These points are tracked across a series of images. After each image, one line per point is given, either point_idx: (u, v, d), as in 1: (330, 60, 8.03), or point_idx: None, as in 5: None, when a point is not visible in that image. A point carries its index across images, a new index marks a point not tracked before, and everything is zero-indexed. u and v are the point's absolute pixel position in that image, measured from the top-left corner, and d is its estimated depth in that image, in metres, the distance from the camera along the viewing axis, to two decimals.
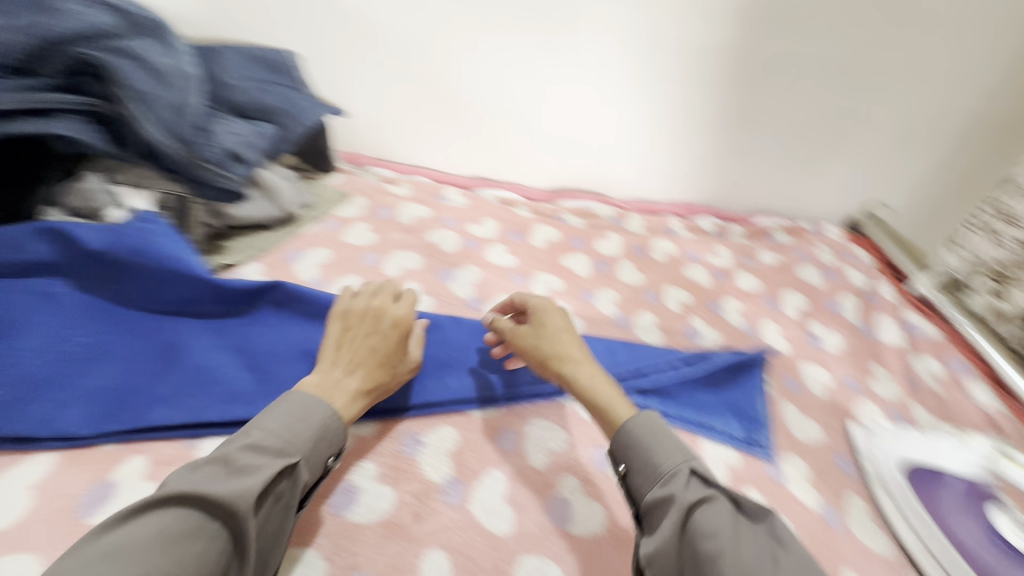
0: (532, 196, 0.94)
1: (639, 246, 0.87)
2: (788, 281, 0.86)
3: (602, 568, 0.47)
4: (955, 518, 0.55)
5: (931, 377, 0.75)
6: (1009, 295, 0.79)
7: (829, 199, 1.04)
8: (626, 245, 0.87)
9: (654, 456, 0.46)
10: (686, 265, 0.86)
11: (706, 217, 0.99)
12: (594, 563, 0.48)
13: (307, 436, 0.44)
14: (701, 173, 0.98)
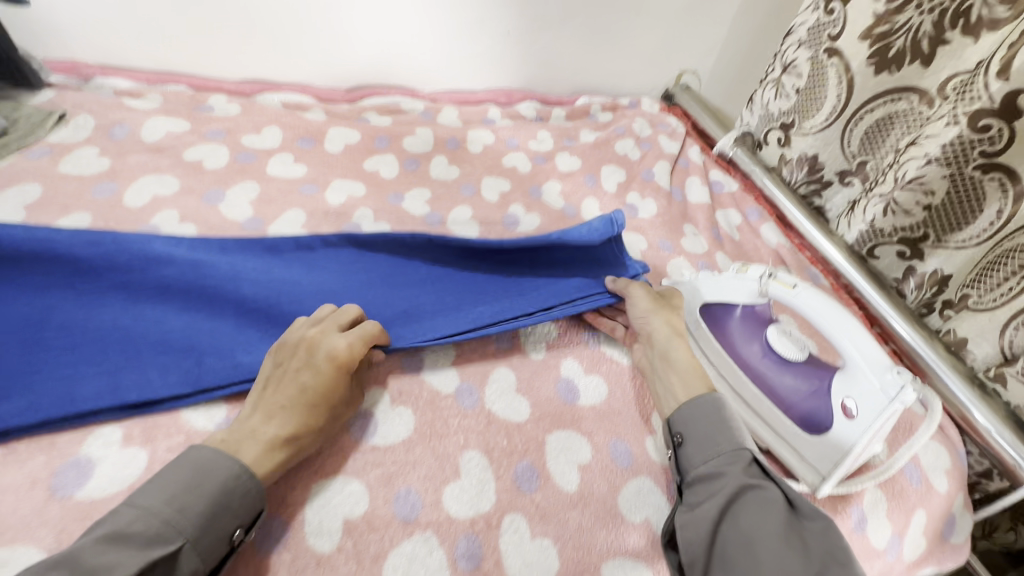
0: (323, 105, 0.83)
1: (455, 140, 0.83)
2: (607, 156, 0.88)
3: (419, 461, 0.45)
4: (741, 342, 0.59)
5: (730, 227, 0.85)
6: (794, 141, 0.85)
7: (643, 75, 1.05)
8: (439, 138, 0.82)
9: (715, 439, 0.46)
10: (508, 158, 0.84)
11: (523, 103, 0.95)
12: (407, 458, 0.45)
13: (200, 508, 0.36)
14: (493, 63, 0.94)
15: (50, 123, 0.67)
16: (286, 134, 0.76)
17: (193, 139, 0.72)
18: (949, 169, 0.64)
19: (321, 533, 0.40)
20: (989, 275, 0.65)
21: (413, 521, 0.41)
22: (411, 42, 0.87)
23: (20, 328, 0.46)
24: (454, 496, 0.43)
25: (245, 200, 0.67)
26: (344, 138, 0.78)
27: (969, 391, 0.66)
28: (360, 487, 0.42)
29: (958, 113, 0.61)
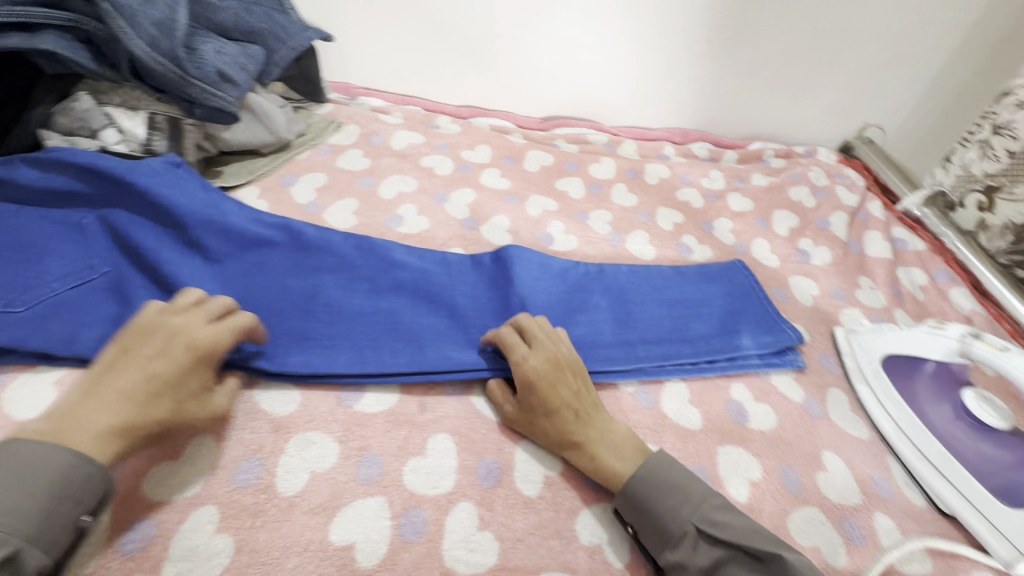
0: (577, 142, 1.06)
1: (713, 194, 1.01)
2: (824, 206, 1.01)
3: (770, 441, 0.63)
4: (931, 404, 0.65)
5: (915, 286, 0.90)
6: (999, 207, 0.91)
7: (823, 125, 1.17)
8: (620, 168, 1.01)
9: (661, 518, 0.50)
10: (736, 206, 0.99)
11: (728, 151, 1.13)
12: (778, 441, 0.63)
13: (47, 509, 0.39)
14: (707, 108, 1.12)
15: (331, 130, 0.93)
16: (557, 160, 0.99)
17: (505, 169, 0.95)
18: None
19: (733, 482, 0.58)
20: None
21: (797, 492, 0.58)
22: (590, 85, 1.07)
23: (456, 308, 0.69)
24: (827, 482, 0.60)
25: (542, 209, 0.89)
26: (603, 170, 1.00)
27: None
28: (751, 456, 0.61)
29: None
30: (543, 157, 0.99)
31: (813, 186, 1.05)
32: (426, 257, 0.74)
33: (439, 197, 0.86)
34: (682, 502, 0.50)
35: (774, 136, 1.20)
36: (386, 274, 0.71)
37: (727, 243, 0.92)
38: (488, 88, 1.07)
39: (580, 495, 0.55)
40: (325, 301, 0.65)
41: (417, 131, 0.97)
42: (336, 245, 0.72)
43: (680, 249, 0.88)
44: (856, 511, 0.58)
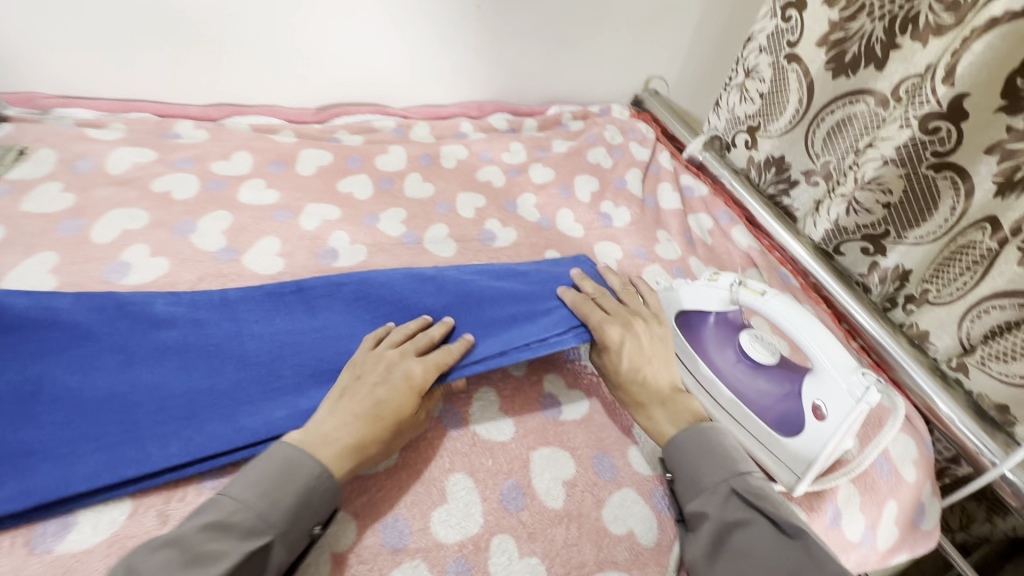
0: (359, 130, 0.95)
1: (516, 169, 0.98)
2: (620, 165, 1.04)
3: (585, 431, 0.61)
4: (717, 349, 0.68)
5: (703, 232, 0.96)
6: (762, 143, 0.99)
7: (612, 82, 1.19)
8: (411, 156, 0.92)
9: (699, 473, 0.52)
10: (536, 177, 0.97)
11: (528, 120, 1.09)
12: (590, 431, 0.61)
13: (288, 501, 0.44)
14: (497, 72, 1.07)
15: (10, 161, 0.71)
16: (337, 158, 0.87)
17: (271, 178, 0.80)
18: (904, 169, 0.76)
19: (550, 494, 0.55)
20: (945, 271, 0.75)
21: (611, 479, 0.57)
22: (371, 58, 0.96)
23: (230, 360, 0.57)
24: (636, 457, 0.60)
25: (321, 217, 0.77)
26: (392, 160, 0.90)
27: (932, 380, 0.75)
28: (567, 454, 0.58)
29: (910, 117, 0.72)
30: (319, 155, 0.86)
31: (605, 144, 1.07)
32: (179, 302, 0.60)
33: (182, 228, 0.69)
34: (724, 466, 0.52)
35: (571, 98, 1.19)
36: (136, 337, 0.57)
37: (532, 221, 0.90)
38: (247, 75, 0.91)
39: (378, 563, 0.47)
40: (50, 394, 0.52)
41: (147, 145, 0.78)
42: (60, 314, 0.56)
43: (482, 235, 0.83)
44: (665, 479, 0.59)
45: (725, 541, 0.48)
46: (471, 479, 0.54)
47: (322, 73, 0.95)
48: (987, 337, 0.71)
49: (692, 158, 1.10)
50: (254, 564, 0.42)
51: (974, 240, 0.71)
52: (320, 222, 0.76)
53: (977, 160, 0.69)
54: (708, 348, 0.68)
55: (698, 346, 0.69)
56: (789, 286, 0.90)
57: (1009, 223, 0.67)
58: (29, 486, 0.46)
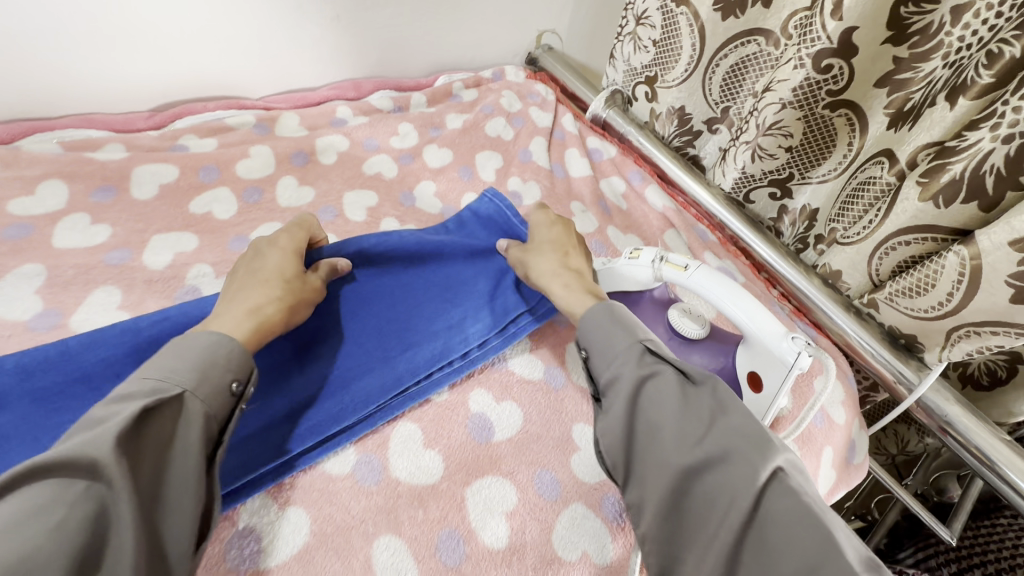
0: (208, 132, 0.79)
1: (408, 155, 0.87)
2: (522, 135, 0.95)
3: (521, 449, 0.55)
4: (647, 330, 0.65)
5: (616, 197, 0.91)
6: (662, 95, 0.94)
7: (501, 41, 1.09)
8: (280, 155, 0.78)
9: (609, 340, 0.50)
10: (432, 161, 0.87)
11: (414, 94, 0.97)
12: (528, 448, 0.56)
13: (191, 364, 0.42)
14: (369, 42, 0.93)
15: None
16: (185, 171, 0.71)
17: (98, 210, 0.64)
18: (802, 110, 0.73)
19: (492, 533, 0.49)
20: (849, 209, 0.73)
21: (556, 499, 0.52)
22: (207, 39, 0.79)
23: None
24: (580, 465, 0.56)
25: (173, 250, 0.63)
26: (257, 164, 0.76)
27: (848, 318, 0.75)
28: (505, 482, 0.53)
29: (803, 56, 0.69)
30: (159, 169, 0.70)
31: (504, 112, 0.98)
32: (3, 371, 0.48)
33: None
34: (635, 331, 0.50)
35: (459, 63, 1.08)
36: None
37: (435, 213, 0.80)
38: (42, 79, 0.71)
39: None
40: None
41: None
42: None
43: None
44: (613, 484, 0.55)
45: (638, 401, 0.45)
46: (399, 539, 0.47)
47: (147, 65, 0.77)
48: (895, 271, 0.70)
49: (596, 117, 1.03)
50: (169, 418, 0.39)
51: (874, 175, 0.69)
52: (172, 256, 0.63)
53: (868, 95, 0.69)
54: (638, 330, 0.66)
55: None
56: (709, 242, 0.88)
57: (906, 154, 0.65)
58: None
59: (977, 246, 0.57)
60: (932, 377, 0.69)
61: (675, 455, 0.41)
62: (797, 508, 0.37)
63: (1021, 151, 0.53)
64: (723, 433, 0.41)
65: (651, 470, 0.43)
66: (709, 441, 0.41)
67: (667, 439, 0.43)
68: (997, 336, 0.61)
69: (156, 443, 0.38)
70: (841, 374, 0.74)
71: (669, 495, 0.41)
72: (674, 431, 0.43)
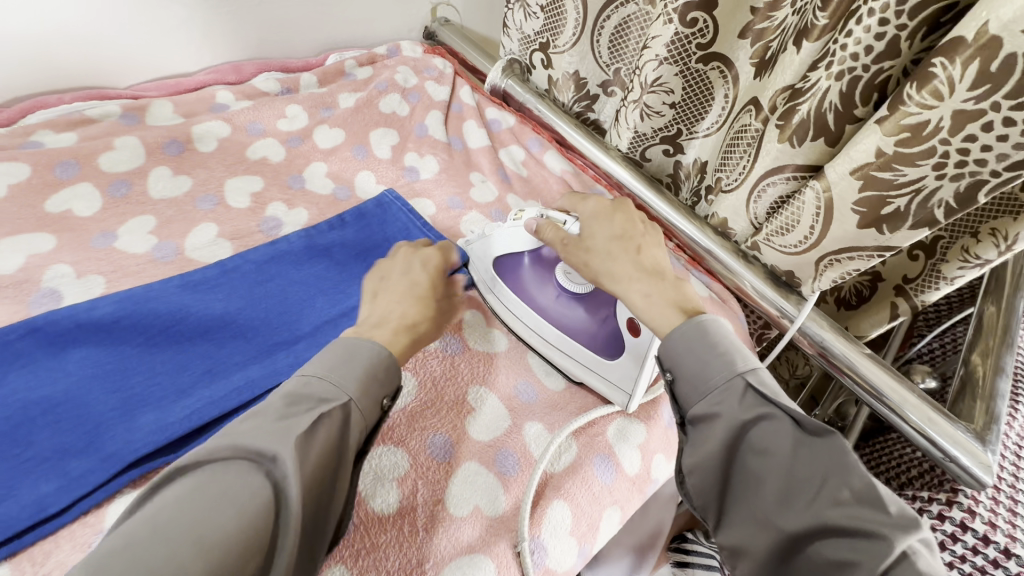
0: (66, 127, 0.73)
1: (297, 137, 0.84)
2: (418, 110, 0.94)
3: (414, 417, 0.56)
4: (538, 288, 0.66)
5: (516, 165, 0.92)
6: (556, 61, 0.94)
7: (394, 16, 1.06)
8: (150, 144, 0.73)
9: (704, 371, 0.48)
10: (323, 142, 0.85)
11: (301, 74, 0.93)
12: (422, 415, 0.56)
13: (376, 363, 0.46)
14: (245, 24, 0.89)
15: None
16: (38, 168, 0.66)
17: None
18: (678, 65, 0.75)
19: (382, 498, 0.49)
20: (731, 156, 0.77)
21: (449, 459, 0.53)
22: (55, 26, 0.73)
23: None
24: (474, 425, 0.57)
25: (25, 252, 0.59)
26: (124, 156, 0.71)
27: (736, 262, 0.79)
28: (397, 449, 0.53)
29: (671, 11, 0.71)
30: (8, 168, 0.65)
31: (397, 86, 0.95)
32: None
33: None
34: (732, 362, 0.47)
35: (351, 41, 1.04)
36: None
37: (326, 194, 0.78)
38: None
39: None
40: None
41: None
42: None
43: (264, 225, 0.71)
44: (507, 439, 0.56)
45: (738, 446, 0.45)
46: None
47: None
48: (770, 212, 0.73)
49: (495, 89, 1.02)
50: (345, 419, 0.43)
51: (746, 124, 0.72)
52: (25, 259, 0.58)
53: (734, 47, 0.72)
54: (526, 287, 0.66)
55: (517, 289, 0.67)
56: None
57: (768, 99, 0.68)
58: None
59: (827, 179, 0.61)
60: (809, 308, 0.74)
61: (780, 517, 0.42)
62: None
63: (852, 87, 0.57)
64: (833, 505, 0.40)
65: (748, 519, 0.44)
66: (817, 510, 0.40)
67: (770, 496, 0.43)
68: (854, 261, 0.66)
69: (327, 445, 0.41)
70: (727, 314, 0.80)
71: (771, 553, 0.42)
72: (780, 487, 0.42)
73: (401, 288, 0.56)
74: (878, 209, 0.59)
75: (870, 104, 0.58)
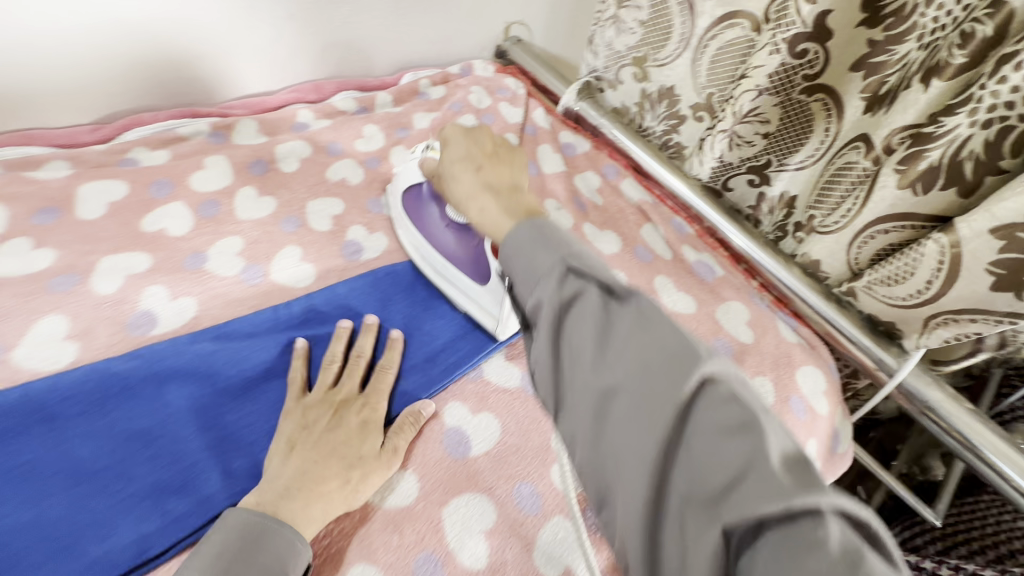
0: (158, 145, 0.75)
1: (374, 158, 0.83)
2: (493, 132, 0.93)
3: (501, 465, 0.54)
4: (438, 228, 0.67)
5: (592, 192, 0.90)
6: (652, 74, 0.90)
7: (469, 34, 1.05)
8: (237, 164, 0.74)
9: (533, 264, 0.38)
10: (400, 164, 0.84)
11: (378, 93, 0.93)
12: (509, 464, 0.54)
13: (258, 568, 0.40)
14: (328, 44, 0.89)
15: None
16: (135, 187, 0.68)
17: (40, 233, 0.60)
18: (779, 96, 0.71)
19: (471, 553, 0.47)
20: (828, 195, 0.71)
21: (537, 513, 0.51)
22: (153, 48, 0.75)
23: (55, 478, 0.45)
24: (562, 476, 0.54)
25: (123, 272, 0.60)
26: (213, 176, 0.72)
27: (829, 306, 0.74)
28: (486, 500, 0.51)
29: (779, 40, 0.67)
30: (107, 186, 0.66)
31: (472, 108, 0.95)
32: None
33: None
34: (557, 250, 0.38)
35: (426, 60, 1.04)
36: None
37: None
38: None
39: None
40: None
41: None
42: None
43: (345, 249, 0.70)
44: (595, 494, 0.53)
45: (564, 324, 0.36)
46: (374, 567, 0.45)
47: (89, 77, 0.73)
48: (874, 260, 0.69)
49: (568, 111, 1.01)
50: None
51: (852, 161, 0.67)
52: (123, 279, 0.59)
53: (844, 79, 0.66)
54: (424, 219, 0.68)
55: (422, 227, 0.68)
56: (686, 235, 0.87)
57: (882, 138, 0.63)
58: None
59: (957, 234, 0.56)
60: (911, 364, 0.69)
61: (736, 483, 0.28)
62: (730, 423, 0.30)
63: (1002, 136, 0.52)
64: (738, 444, 0.29)
65: (674, 523, 0.30)
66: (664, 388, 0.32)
67: (587, 358, 0.35)
68: (976, 324, 0.60)
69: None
70: (820, 362, 0.74)
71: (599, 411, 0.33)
72: (595, 344, 0.35)
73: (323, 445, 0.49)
74: (1022, 274, 0.54)
75: (1021, 157, 0.53)
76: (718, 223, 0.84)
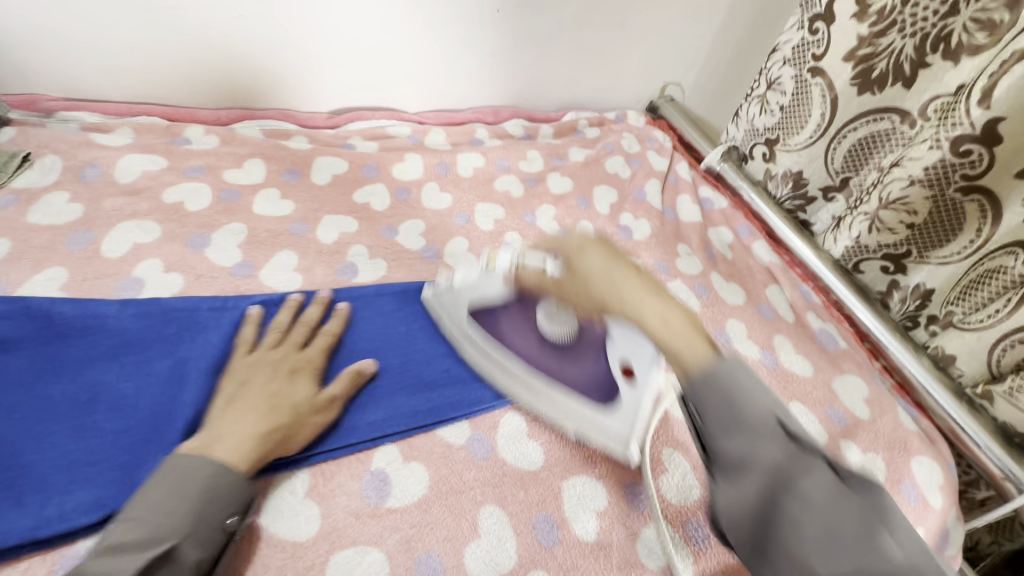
0: (371, 137, 0.91)
1: (534, 179, 0.95)
2: (640, 175, 1.02)
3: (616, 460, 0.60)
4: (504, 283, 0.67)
5: (724, 246, 0.95)
6: (779, 157, 0.95)
7: (631, 88, 1.17)
8: (428, 164, 0.89)
9: (746, 410, 0.39)
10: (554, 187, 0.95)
11: (544, 125, 1.07)
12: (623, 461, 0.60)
13: (187, 507, 0.42)
14: (515, 79, 1.05)
15: (16, 166, 0.68)
16: (354, 166, 0.84)
17: (285, 187, 0.77)
18: (932, 190, 0.73)
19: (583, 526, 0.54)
20: (972, 294, 0.73)
21: (644, 510, 0.56)
22: (389, 63, 0.93)
23: None
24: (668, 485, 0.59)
25: (339, 230, 0.74)
26: (410, 169, 0.87)
27: (955, 402, 0.74)
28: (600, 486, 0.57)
29: (942, 138, 0.70)
30: (334, 162, 0.83)
31: (624, 152, 1.05)
32: (225, 309, 0.61)
33: (196, 242, 0.67)
34: (773, 427, 0.39)
35: (589, 103, 1.16)
36: (186, 345, 0.57)
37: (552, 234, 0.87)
38: (259, 77, 0.87)
39: None
40: (107, 403, 0.52)
41: (155, 151, 0.74)
42: (107, 322, 0.57)
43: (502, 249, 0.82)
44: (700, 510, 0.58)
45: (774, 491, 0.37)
46: (502, 511, 0.53)
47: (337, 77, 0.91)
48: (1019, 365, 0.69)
49: (709, 169, 1.08)
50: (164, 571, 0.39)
51: (1005, 265, 0.68)
52: (338, 235, 0.74)
53: (1008, 186, 0.67)
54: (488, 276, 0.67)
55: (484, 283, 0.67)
56: (812, 304, 0.89)
57: None
58: (77, 501, 0.46)
59: None
60: None
61: (758, 452, 0.38)
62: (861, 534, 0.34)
63: None
64: (767, 413, 0.39)
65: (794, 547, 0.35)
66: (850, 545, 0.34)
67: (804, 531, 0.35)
68: None
69: None
70: (940, 456, 0.73)
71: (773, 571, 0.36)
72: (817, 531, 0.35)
73: (246, 391, 0.51)
74: None
75: None
76: (846, 297, 0.86)
